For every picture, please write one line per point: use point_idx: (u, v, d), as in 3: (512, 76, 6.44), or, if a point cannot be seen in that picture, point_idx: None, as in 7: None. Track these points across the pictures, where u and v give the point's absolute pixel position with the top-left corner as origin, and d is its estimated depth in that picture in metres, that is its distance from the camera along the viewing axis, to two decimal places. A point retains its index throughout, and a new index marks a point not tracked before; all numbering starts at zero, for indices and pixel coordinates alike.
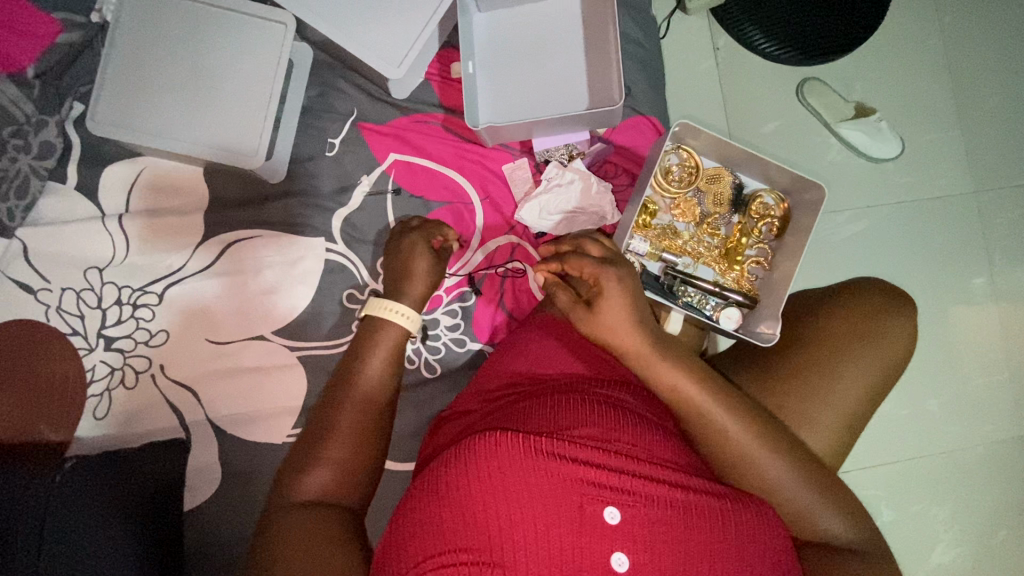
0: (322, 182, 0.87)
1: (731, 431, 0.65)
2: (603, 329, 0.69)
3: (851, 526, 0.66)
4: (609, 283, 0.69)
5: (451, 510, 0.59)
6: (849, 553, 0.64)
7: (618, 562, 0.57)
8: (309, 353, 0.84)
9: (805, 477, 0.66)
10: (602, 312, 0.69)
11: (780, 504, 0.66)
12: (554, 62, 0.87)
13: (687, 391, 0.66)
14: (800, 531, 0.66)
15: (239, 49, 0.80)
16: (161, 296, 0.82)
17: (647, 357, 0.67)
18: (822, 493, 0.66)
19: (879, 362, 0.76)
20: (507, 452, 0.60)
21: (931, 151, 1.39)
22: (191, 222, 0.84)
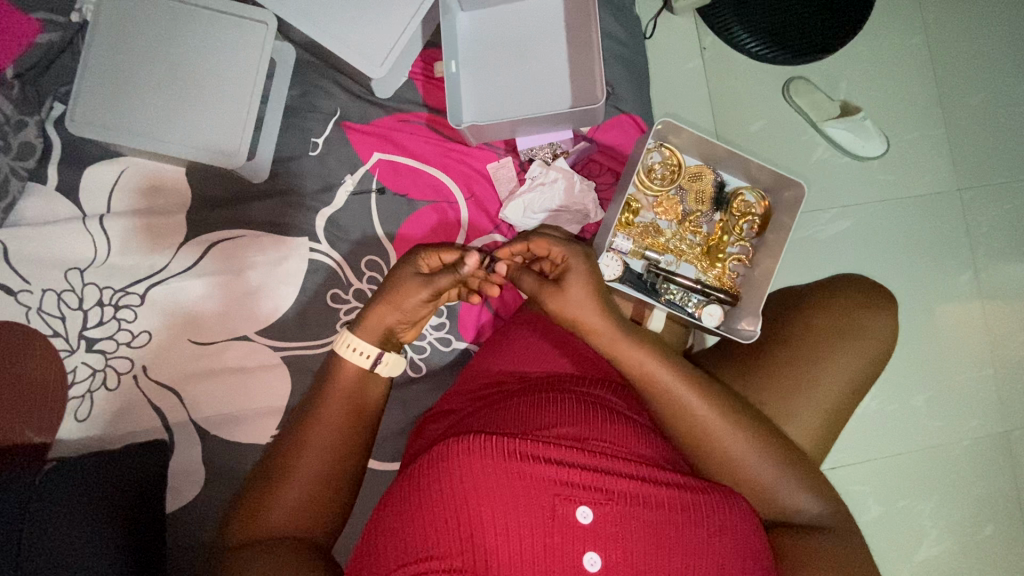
0: (306, 182, 0.87)
1: (698, 416, 0.66)
2: (571, 307, 0.67)
3: (818, 503, 0.67)
4: (577, 262, 0.69)
5: (426, 511, 0.59)
6: (817, 530, 0.66)
7: (591, 562, 0.57)
8: (292, 353, 0.83)
9: (771, 454, 0.67)
10: (569, 290, 0.67)
11: (749, 486, 0.67)
12: (537, 62, 0.88)
13: (654, 372, 0.66)
14: (770, 513, 0.67)
15: (221, 48, 0.79)
16: (143, 297, 0.81)
17: (614, 338, 0.67)
18: (790, 472, 0.67)
19: (858, 356, 0.76)
20: (480, 453, 0.60)
21: (916, 150, 1.40)
22: (173, 222, 0.83)
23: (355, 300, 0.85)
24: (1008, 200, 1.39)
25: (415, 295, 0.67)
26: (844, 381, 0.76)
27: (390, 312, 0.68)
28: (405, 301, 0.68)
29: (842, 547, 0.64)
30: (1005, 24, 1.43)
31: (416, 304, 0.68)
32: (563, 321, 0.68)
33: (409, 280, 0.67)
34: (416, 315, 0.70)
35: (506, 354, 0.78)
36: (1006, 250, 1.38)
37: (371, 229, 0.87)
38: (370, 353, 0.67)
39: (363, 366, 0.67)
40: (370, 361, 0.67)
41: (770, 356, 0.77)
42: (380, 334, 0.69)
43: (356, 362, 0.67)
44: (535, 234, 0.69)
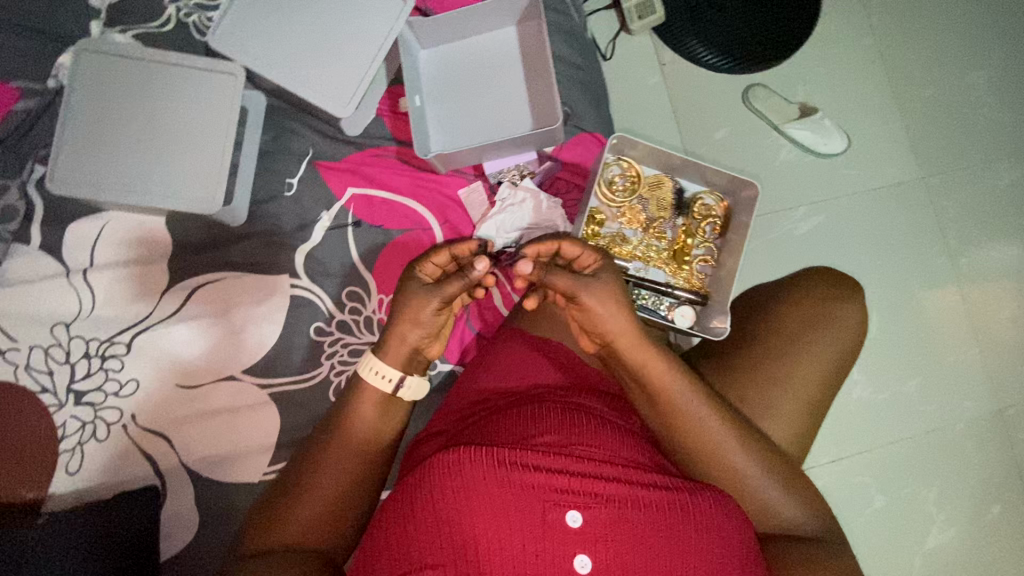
0: (285, 221, 0.89)
1: (699, 421, 0.67)
2: (604, 304, 0.68)
3: (808, 512, 0.69)
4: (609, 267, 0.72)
5: (420, 529, 0.60)
6: (809, 539, 0.67)
7: (581, 564, 0.58)
8: (279, 389, 0.85)
9: (762, 463, 0.68)
10: (603, 287, 0.69)
11: (743, 495, 0.68)
12: (497, 90, 0.92)
13: (664, 376, 0.68)
14: (763, 523, 0.68)
15: (193, 101, 0.83)
16: (129, 345, 0.83)
17: (633, 338, 0.68)
18: (781, 481, 0.68)
19: (830, 353, 0.78)
20: (470, 469, 0.61)
21: (876, 143, 1.45)
22: (155, 270, 0.85)
23: (338, 331, 0.88)
24: (971, 184, 1.44)
25: (427, 306, 0.68)
26: (820, 379, 0.78)
27: (410, 327, 0.69)
28: (421, 316, 0.69)
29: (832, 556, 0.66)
30: (947, 19, 1.50)
31: (428, 315, 0.68)
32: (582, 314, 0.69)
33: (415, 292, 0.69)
34: (435, 326, 0.71)
35: (500, 370, 0.78)
36: (974, 232, 1.42)
37: (350, 261, 0.90)
38: (393, 377, 0.69)
39: (387, 391, 0.70)
40: (393, 384, 0.69)
41: (750, 358, 0.78)
42: (403, 357, 0.70)
43: (379, 386, 0.69)
44: (568, 238, 0.71)
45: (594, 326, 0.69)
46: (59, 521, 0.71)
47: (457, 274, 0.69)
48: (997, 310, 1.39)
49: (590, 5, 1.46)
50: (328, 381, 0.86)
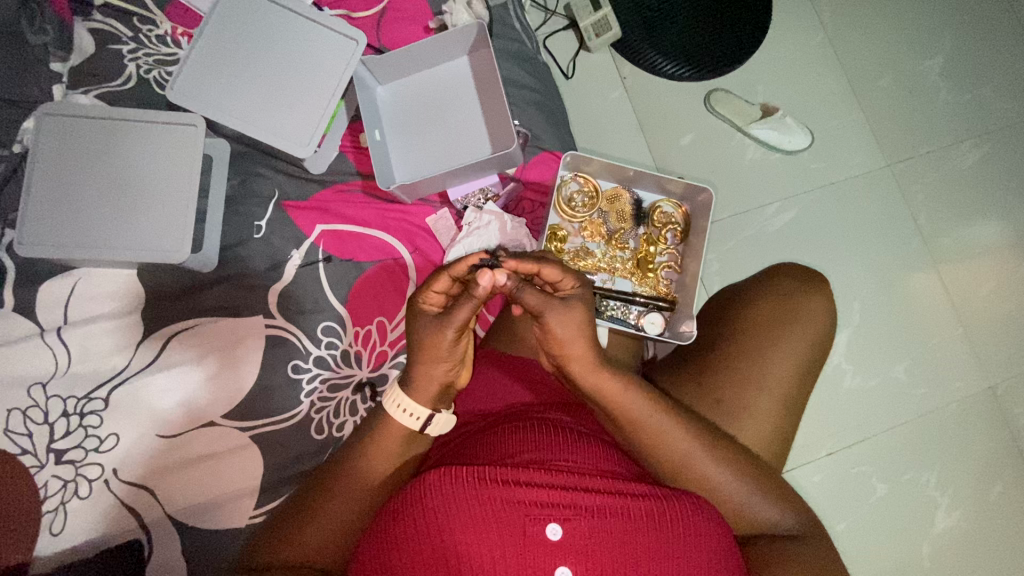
0: (256, 262, 0.90)
1: (668, 434, 0.68)
2: (568, 326, 0.67)
3: (784, 510, 0.70)
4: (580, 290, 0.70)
5: (402, 552, 0.60)
6: (787, 538, 0.68)
7: None
8: (261, 431, 0.85)
9: (735, 466, 0.69)
10: (574, 313, 0.67)
11: (720, 499, 0.69)
12: (454, 119, 0.95)
13: (628, 394, 0.68)
14: (740, 525, 0.70)
15: (159, 154, 0.85)
16: (107, 400, 0.82)
17: (591, 362, 0.68)
18: (755, 482, 0.70)
19: (799, 350, 0.79)
20: (450, 489, 0.61)
21: (839, 136, 1.48)
22: (130, 322, 0.86)
23: (315, 367, 0.88)
24: (935, 168, 1.47)
25: (443, 338, 0.65)
26: (791, 377, 0.78)
27: (433, 364, 0.68)
28: (440, 352, 0.67)
29: (812, 555, 0.67)
30: (894, 11, 1.55)
31: (448, 347, 0.66)
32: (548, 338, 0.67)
33: (428, 328, 0.66)
34: (458, 356, 0.68)
35: (477, 393, 0.79)
36: (945, 214, 1.45)
37: (323, 296, 0.91)
38: (420, 415, 0.70)
39: (414, 427, 0.70)
40: (421, 421, 0.70)
41: (721, 363, 0.79)
42: (433, 394, 0.70)
43: (407, 424, 0.70)
44: (547, 263, 0.68)
45: (559, 350, 0.68)
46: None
47: (463, 298, 0.65)
48: (975, 288, 1.41)
49: (547, 27, 1.50)
50: (309, 419, 0.87)
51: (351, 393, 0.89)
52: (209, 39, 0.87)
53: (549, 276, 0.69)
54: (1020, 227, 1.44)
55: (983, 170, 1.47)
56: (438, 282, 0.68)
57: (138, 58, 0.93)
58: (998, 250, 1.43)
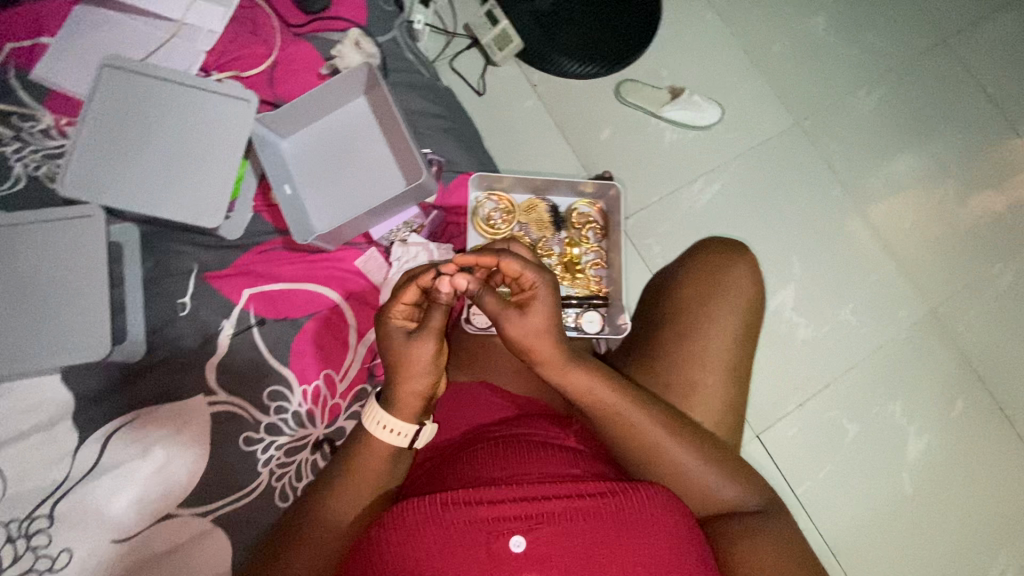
0: (187, 340, 0.88)
1: (634, 424, 0.70)
2: (529, 334, 0.67)
3: (749, 489, 0.72)
4: (544, 293, 0.68)
5: None
6: (754, 515, 0.70)
7: None
8: (222, 512, 0.82)
9: (700, 451, 0.71)
10: (530, 321, 0.67)
11: (689, 485, 0.70)
12: (364, 157, 0.95)
13: (596, 389, 0.69)
14: (707, 509, 0.71)
15: (60, 251, 0.81)
16: (52, 515, 0.77)
17: (556, 362, 0.69)
18: (720, 466, 0.71)
19: (735, 323, 0.81)
20: (412, 524, 0.61)
21: (747, 103, 1.55)
22: (61, 430, 0.81)
23: (267, 435, 0.86)
24: (840, 117, 1.56)
25: (424, 350, 0.66)
26: (733, 351, 0.81)
27: (415, 380, 0.67)
28: (420, 366, 0.67)
29: (777, 531, 0.69)
30: None
31: (430, 358, 0.67)
32: (516, 344, 0.68)
33: (406, 344, 0.67)
34: (437, 368, 0.68)
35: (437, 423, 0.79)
36: (858, 157, 1.53)
37: (263, 361, 0.89)
38: (408, 432, 0.69)
39: (399, 444, 0.70)
40: (407, 438, 0.70)
41: (665, 348, 0.81)
42: (414, 411, 0.70)
43: (390, 441, 0.69)
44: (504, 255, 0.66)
45: (527, 353, 0.69)
46: None
47: (433, 307, 0.67)
48: (899, 222, 1.49)
49: (450, 49, 1.53)
50: (271, 488, 0.85)
51: (310, 453, 0.87)
52: (94, 127, 0.85)
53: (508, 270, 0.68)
54: (928, 156, 1.53)
55: (884, 110, 1.56)
56: (407, 295, 0.68)
57: (25, 156, 0.89)
58: (912, 182, 1.51)
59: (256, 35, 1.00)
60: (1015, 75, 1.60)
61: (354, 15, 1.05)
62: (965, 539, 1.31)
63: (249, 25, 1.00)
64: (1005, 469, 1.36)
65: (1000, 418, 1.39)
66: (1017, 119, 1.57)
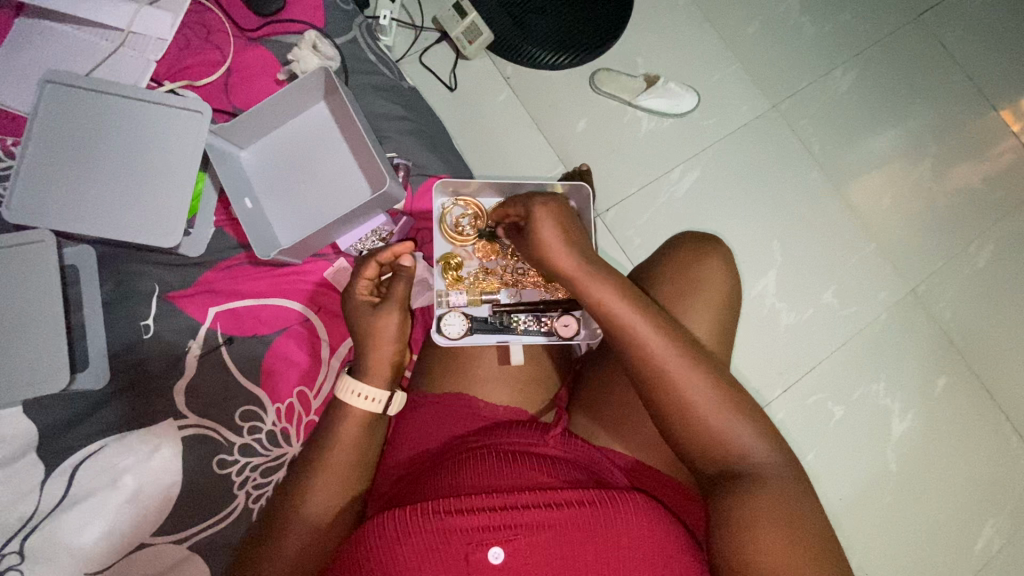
0: (152, 364, 0.85)
1: (653, 348, 0.65)
2: (545, 246, 0.69)
3: (765, 445, 0.64)
4: (552, 210, 0.70)
5: None
6: (766, 476, 0.62)
7: None
8: (199, 538, 0.80)
9: (718, 391, 0.65)
10: (543, 231, 0.69)
11: (705, 430, 0.64)
12: (326, 165, 0.93)
13: (615, 308, 0.67)
14: (720, 466, 0.64)
15: (7, 279, 0.78)
16: (22, 551, 0.74)
17: (578, 278, 0.68)
18: (738, 412, 0.64)
19: (710, 326, 0.80)
20: (392, 534, 0.61)
21: (723, 88, 1.53)
22: (24, 464, 0.78)
23: (241, 456, 0.84)
24: (817, 99, 1.54)
25: (390, 319, 0.73)
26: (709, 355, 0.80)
27: (385, 346, 0.74)
28: (389, 333, 0.74)
29: (793, 494, 0.61)
30: None
31: (397, 325, 0.74)
32: (538, 252, 0.70)
33: (374, 314, 0.74)
34: (404, 338, 0.76)
35: (417, 435, 0.77)
36: (835, 139, 1.52)
37: (233, 381, 0.86)
38: (379, 397, 0.72)
39: (372, 410, 0.73)
40: (380, 404, 0.73)
41: None
42: (386, 377, 0.74)
43: (365, 406, 0.72)
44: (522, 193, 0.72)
45: (548, 265, 0.70)
46: None
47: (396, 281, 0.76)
48: (879, 201, 1.49)
49: (419, 44, 1.48)
50: (248, 511, 0.83)
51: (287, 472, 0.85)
52: (39, 146, 0.81)
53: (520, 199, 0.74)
54: (907, 134, 1.53)
55: (860, 90, 1.55)
56: (369, 269, 0.75)
57: None
58: (891, 160, 1.51)
59: (208, 41, 0.96)
60: (990, 49, 1.59)
61: (311, 17, 1.01)
62: (950, 514, 1.33)
63: (201, 31, 0.97)
64: (986, 442, 1.38)
65: (981, 393, 1.40)
66: (991, 93, 1.56)
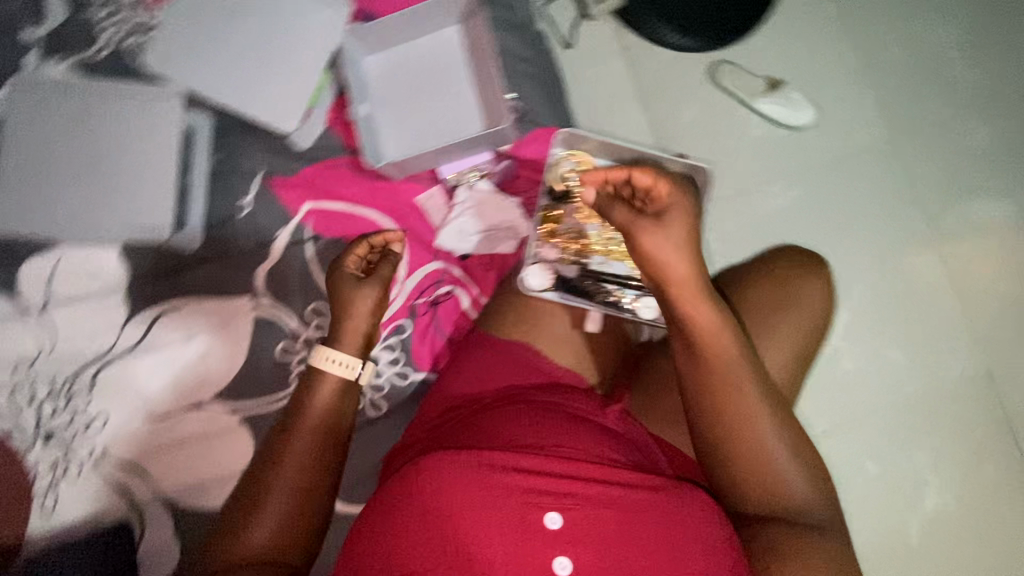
0: (242, 241, 0.88)
1: (737, 381, 0.64)
2: (666, 243, 0.66)
3: (814, 493, 0.64)
4: (682, 203, 0.67)
5: (403, 538, 0.63)
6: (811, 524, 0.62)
7: (561, 565, 0.61)
8: (252, 413, 0.84)
9: (781, 433, 0.64)
10: (667, 230, 0.66)
11: (760, 471, 0.63)
12: (445, 89, 0.92)
13: (720, 330, 0.65)
14: (770, 503, 0.63)
15: (140, 132, 0.87)
16: (94, 379, 0.81)
17: (689, 285, 0.65)
18: (793, 455, 0.64)
19: (794, 343, 0.77)
20: (451, 476, 0.64)
21: (846, 110, 1.42)
22: (111, 302, 0.83)
23: (304, 349, 0.87)
24: (947, 143, 1.39)
25: (368, 296, 0.78)
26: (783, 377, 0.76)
27: (361, 320, 0.78)
28: (364, 309, 0.78)
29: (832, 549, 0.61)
30: None
31: (373, 302, 0.78)
32: (652, 250, 0.66)
33: (354, 290, 0.78)
34: (380, 312, 0.80)
35: (472, 376, 0.78)
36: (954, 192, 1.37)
37: (311, 277, 0.89)
38: (351, 363, 0.76)
39: (345, 377, 0.76)
40: (353, 370, 0.76)
41: None
42: (360, 346, 0.78)
43: (338, 373, 0.75)
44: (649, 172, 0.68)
45: (652, 266, 0.67)
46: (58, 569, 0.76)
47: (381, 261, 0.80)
48: (983, 268, 1.33)
49: None
50: None
51: None
52: (210, 22, 0.92)
53: (641, 180, 0.68)
54: None
55: (999, 144, 1.38)
56: (359, 247, 0.79)
57: (118, 25, 0.89)
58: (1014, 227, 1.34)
59: None
60: None
61: None
62: None
63: None
64: None
65: None
66: None
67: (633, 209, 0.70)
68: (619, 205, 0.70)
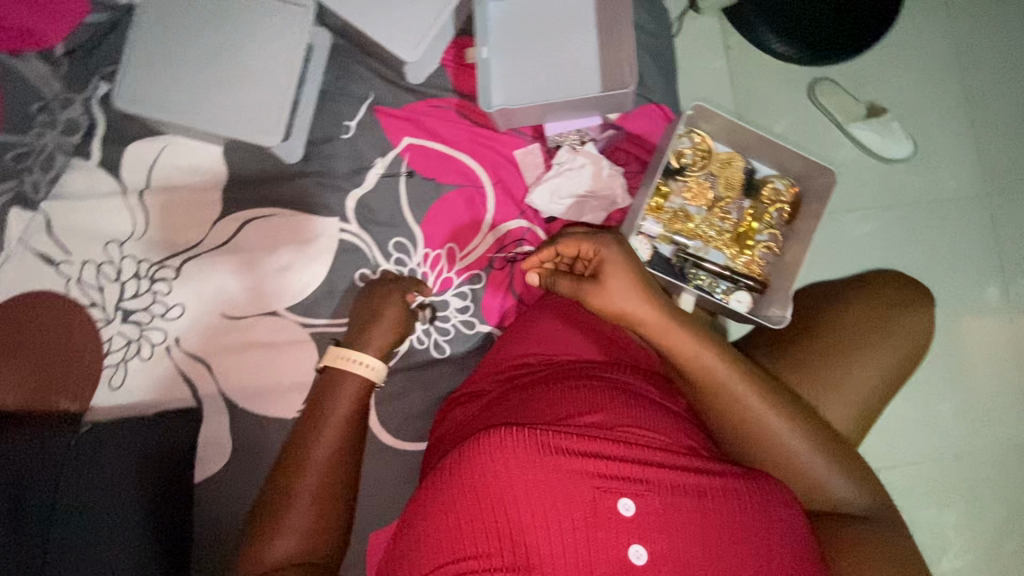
0: (339, 163, 0.88)
1: (744, 400, 0.66)
2: (616, 299, 0.65)
3: (859, 492, 0.68)
4: (611, 253, 0.67)
5: (462, 514, 0.61)
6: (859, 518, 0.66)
7: (637, 555, 0.58)
8: (321, 333, 0.85)
9: (815, 442, 0.67)
10: (610, 287, 0.65)
11: (799, 474, 0.67)
12: (567, 46, 0.90)
13: (711, 363, 0.66)
14: (815, 501, 0.68)
15: (261, 35, 0.84)
16: (178, 270, 0.83)
17: (664, 326, 0.65)
18: (833, 461, 0.68)
19: (885, 365, 0.74)
20: (510, 454, 0.60)
21: (948, 133, 1.22)
22: (207, 198, 0.86)
23: None
24: None
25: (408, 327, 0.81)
26: (869, 398, 0.74)
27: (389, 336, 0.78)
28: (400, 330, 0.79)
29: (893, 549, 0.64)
30: None
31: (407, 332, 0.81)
32: (614, 307, 0.65)
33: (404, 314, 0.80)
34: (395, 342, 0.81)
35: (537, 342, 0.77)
36: None
37: (399, 211, 0.89)
38: (366, 366, 0.75)
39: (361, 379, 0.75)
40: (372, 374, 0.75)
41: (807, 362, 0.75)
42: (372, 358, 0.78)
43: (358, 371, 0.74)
44: (565, 239, 0.68)
45: (622, 318, 0.66)
46: (116, 441, 0.74)
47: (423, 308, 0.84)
48: None
49: None
50: None
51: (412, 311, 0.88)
52: None
53: (567, 250, 0.69)
54: None
55: None
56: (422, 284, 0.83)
57: None
58: None
59: None
60: None
61: None
62: None
63: None
64: None
65: None
66: None
67: (574, 277, 0.69)
68: (561, 276, 0.70)
